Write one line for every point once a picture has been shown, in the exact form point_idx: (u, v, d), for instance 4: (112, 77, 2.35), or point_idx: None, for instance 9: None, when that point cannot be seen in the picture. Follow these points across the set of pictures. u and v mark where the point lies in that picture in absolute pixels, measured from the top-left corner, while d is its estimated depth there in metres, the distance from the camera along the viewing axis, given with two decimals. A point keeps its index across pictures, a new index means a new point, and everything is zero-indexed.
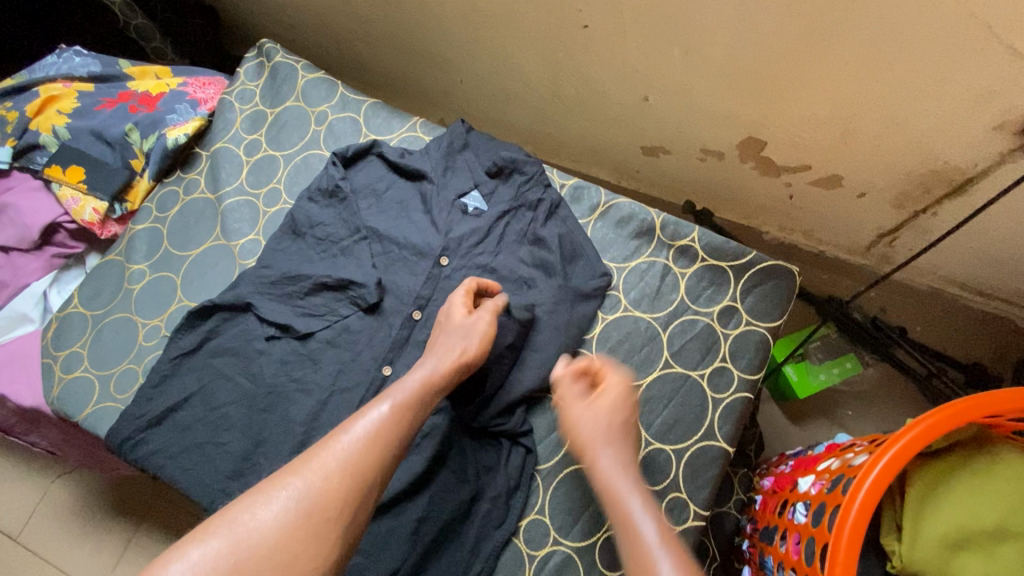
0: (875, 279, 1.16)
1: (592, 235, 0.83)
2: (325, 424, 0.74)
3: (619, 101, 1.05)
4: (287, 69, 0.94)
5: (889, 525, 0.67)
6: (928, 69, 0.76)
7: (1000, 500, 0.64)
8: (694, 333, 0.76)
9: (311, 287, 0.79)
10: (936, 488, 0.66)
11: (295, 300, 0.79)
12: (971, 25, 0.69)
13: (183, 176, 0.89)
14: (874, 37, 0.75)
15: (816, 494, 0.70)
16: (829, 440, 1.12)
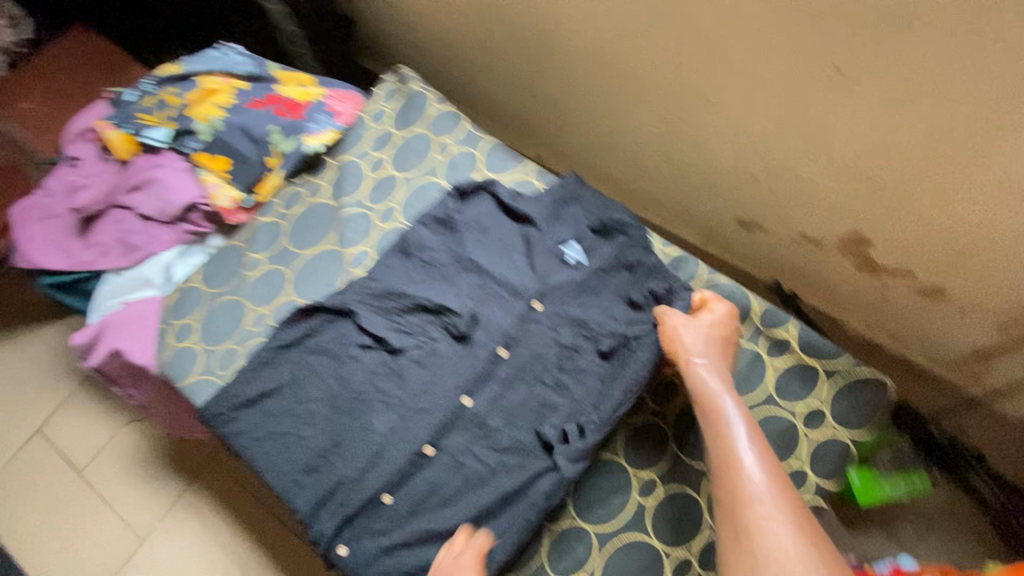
0: (964, 399, 1.09)
1: None
2: (400, 440, 0.77)
3: (724, 174, 1.06)
4: (420, 98, 1.01)
5: None
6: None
7: None
8: (774, 428, 0.74)
9: (410, 306, 0.84)
10: None
11: (392, 315, 0.84)
12: None
13: (310, 179, 0.97)
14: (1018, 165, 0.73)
15: None
16: (882, 554, 1.08)
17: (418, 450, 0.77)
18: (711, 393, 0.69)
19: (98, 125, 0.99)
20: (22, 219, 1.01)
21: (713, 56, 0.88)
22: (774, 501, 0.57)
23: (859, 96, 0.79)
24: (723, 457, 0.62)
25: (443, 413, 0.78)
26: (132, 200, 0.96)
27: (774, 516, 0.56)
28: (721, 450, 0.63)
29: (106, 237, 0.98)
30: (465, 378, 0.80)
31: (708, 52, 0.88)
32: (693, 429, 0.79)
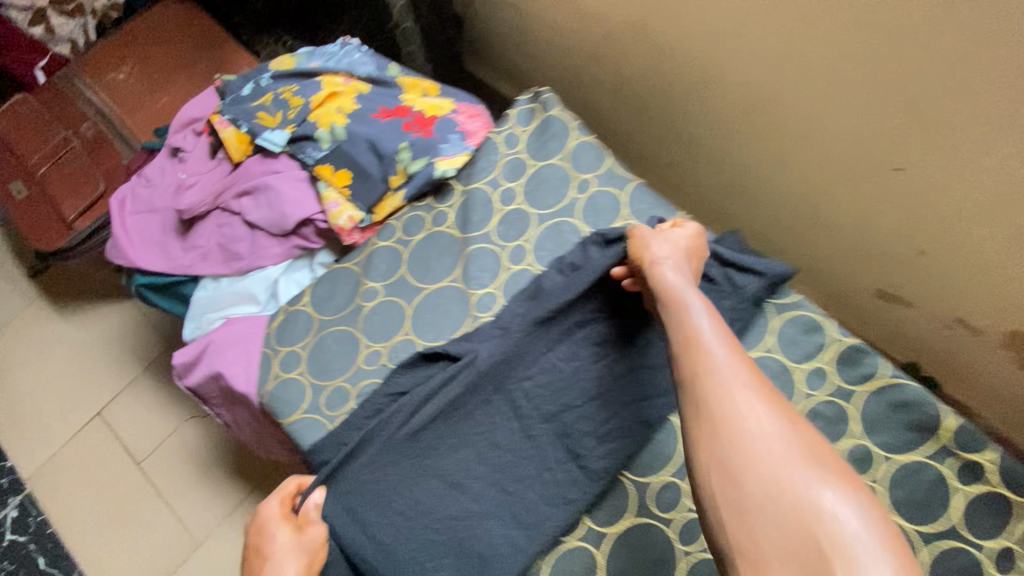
0: None
1: (861, 410, 0.71)
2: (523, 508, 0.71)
3: (881, 243, 0.94)
4: (559, 124, 0.91)
5: None
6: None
7: None
8: (961, 568, 0.64)
9: (533, 370, 0.75)
10: None
11: (512, 377, 0.75)
12: None
13: (434, 205, 0.89)
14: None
15: None
16: None
17: (534, 542, 0.70)
18: (676, 292, 0.65)
19: (211, 118, 0.91)
20: (121, 211, 0.95)
21: (910, 118, 0.77)
22: (753, 390, 0.55)
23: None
24: (689, 347, 0.59)
25: (563, 501, 0.71)
26: (240, 206, 0.89)
27: (752, 407, 0.54)
28: (695, 345, 0.59)
29: (208, 241, 0.91)
30: (592, 466, 0.71)
31: (907, 113, 0.77)
32: None
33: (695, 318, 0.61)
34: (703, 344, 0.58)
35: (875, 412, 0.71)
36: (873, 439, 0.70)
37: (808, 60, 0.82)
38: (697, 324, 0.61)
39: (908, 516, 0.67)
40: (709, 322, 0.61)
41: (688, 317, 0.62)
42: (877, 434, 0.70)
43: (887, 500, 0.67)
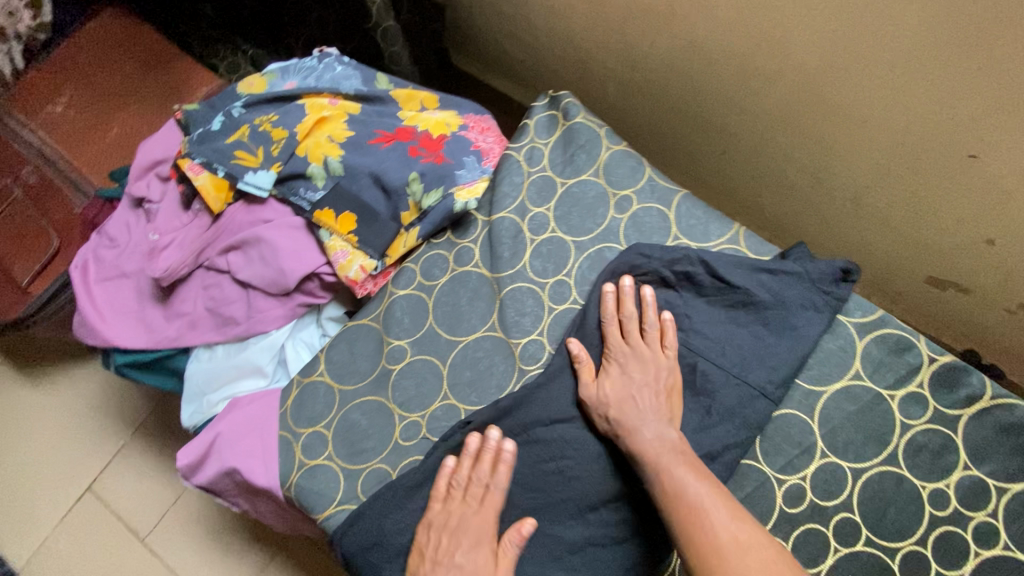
0: None
1: (964, 437, 0.64)
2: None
3: (944, 232, 0.86)
4: (587, 133, 0.79)
5: None
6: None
7: None
8: None
9: (574, 415, 0.66)
10: None
11: (549, 423, 0.65)
12: None
13: (455, 241, 0.77)
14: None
15: None
16: None
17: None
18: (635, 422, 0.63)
19: (179, 160, 0.77)
20: (83, 279, 0.81)
21: (1001, 93, 0.68)
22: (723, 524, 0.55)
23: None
24: (686, 517, 0.56)
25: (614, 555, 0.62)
26: (228, 263, 0.76)
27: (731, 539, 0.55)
28: (686, 514, 0.56)
29: (195, 306, 0.78)
30: (642, 510, 0.62)
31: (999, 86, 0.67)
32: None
33: (677, 472, 0.58)
34: (693, 506, 0.56)
35: (981, 437, 0.64)
36: (983, 469, 0.62)
37: (880, 31, 0.71)
38: (682, 484, 0.58)
39: None
40: (694, 476, 0.58)
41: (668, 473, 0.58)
42: (988, 462, 0.63)
43: (1007, 536, 0.60)
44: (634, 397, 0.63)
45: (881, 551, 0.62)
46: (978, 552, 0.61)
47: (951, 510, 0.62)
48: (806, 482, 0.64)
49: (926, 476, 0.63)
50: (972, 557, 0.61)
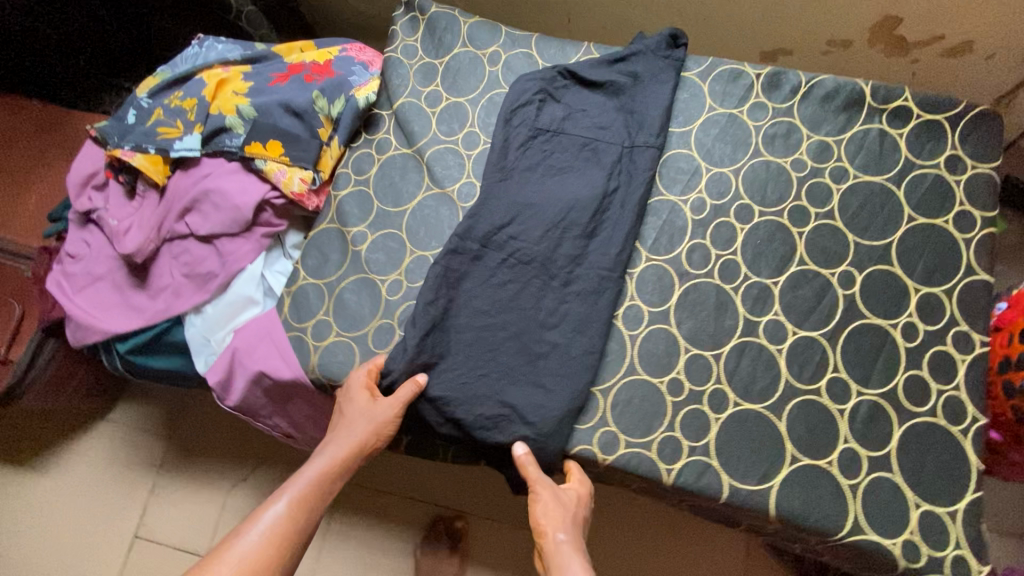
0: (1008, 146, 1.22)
1: (800, 117, 0.82)
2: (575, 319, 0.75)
3: (746, 4, 1.06)
4: (444, 18, 0.94)
5: None
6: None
7: None
8: (927, 185, 0.77)
9: (518, 212, 0.80)
10: None
11: (499, 225, 0.79)
12: None
13: (371, 137, 0.90)
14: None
15: None
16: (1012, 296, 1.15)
17: (573, 342, 0.74)
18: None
19: (113, 155, 0.86)
20: (63, 294, 0.88)
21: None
22: None
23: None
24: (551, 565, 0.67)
25: (584, 299, 0.76)
26: (188, 225, 0.86)
27: None
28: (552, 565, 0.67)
29: (172, 276, 0.87)
30: (595, 258, 0.77)
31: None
32: (873, 212, 0.77)
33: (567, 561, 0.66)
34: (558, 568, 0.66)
35: (812, 113, 0.82)
36: (821, 132, 0.81)
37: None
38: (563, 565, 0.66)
39: (873, 171, 0.79)
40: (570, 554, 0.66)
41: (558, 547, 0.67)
42: (822, 127, 0.81)
43: (853, 169, 0.79)
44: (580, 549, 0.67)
45: (774, 215, 0.78)
46: (839, 187, 0.79)
47: (809, 169, 0.80)
48: (704, 194, 0.80)
49: (784, 153, 0.81)
50: (837, 193, 0.78)
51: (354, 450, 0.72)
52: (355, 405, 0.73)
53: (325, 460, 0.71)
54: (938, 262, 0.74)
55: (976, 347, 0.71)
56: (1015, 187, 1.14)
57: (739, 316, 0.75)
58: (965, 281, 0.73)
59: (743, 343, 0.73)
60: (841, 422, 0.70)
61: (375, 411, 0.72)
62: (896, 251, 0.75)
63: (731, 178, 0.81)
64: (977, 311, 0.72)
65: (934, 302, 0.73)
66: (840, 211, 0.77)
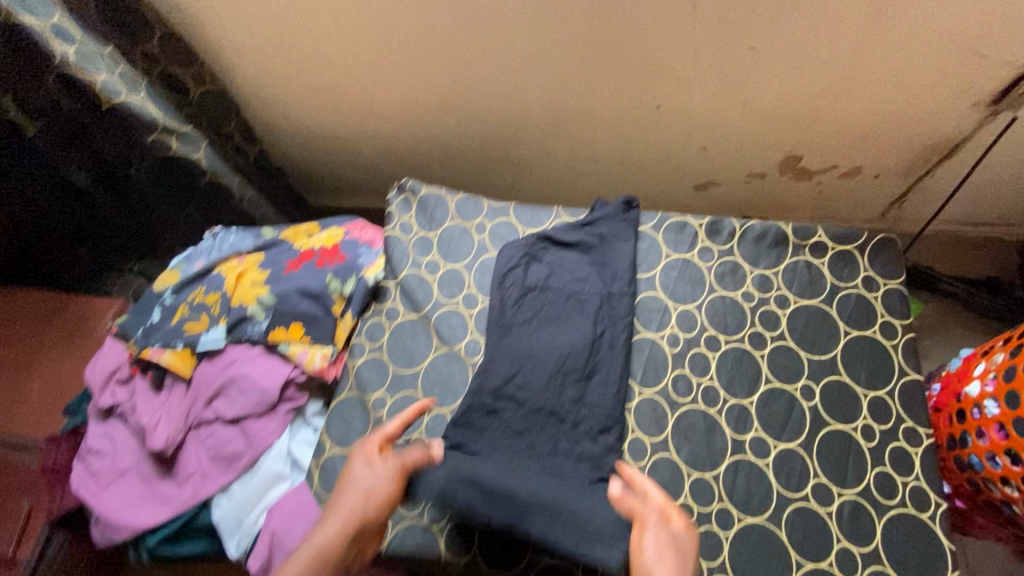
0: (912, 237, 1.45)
1: (741, 255, 1.00)
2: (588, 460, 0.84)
3: (678, 153, 1.28)
4: (434, 197, 1.10)
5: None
6: (933, 78, 1.04)
7: None
8: (854, 302, 0.95)
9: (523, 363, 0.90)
10: None
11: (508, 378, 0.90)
12: (957, 48, 0.97)
13: (380, 306, 1.00)
14: (898, 66, 1.02)
15: (982, 420, 0.90)
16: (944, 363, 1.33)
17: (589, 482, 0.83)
18: None
19: (141, 353, 0.93)
20: (90, 494, 0.91)
21: (659, 72, 1.08)
22: None
23: (776, 63, 1.04)
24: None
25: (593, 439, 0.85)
26: (215, 409, 0.92)
27: None
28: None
29: (199, 461, 0.91)
30: (594, 400, 0.88)
31: (652, 70, 1.08)
32: (817, 330, 0.93)
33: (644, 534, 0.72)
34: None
35: (750, 250, 1.00)
36: (761, 266, 0.99)
37: (574, 68, 1.10)
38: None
39: (808, 295, 0.96)
40: (661, 540, 0.71)
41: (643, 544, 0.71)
42: (760, 262, 0.99)
43: (792, 295, 0.96)
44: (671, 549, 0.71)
45: (737, 342, 0.93)
46: (785, 311, 0.95)
47: (756, 298, 0.96)
48: (677, 329, 0.94)
49: (735, 288, 0.97)
50: (783, 317, 0.94)
51: (354, 520, 0.72)
52: (365, 475, 0.77)
53: (329, 531, 0.71)
54: (877, 367, 0.89)
55: (925, 439, 0.84)
56: (920, 272, 1.36)
57: (727, 436, 0.86)
58: (902, 382, 0.88)
59: (735, 462, 0.84)
60: (831, 523, 0.80)
61: (384, 468, 0.77)
62: (841, 362, 0.90)
63: (696, 313, 0.96)
64: (917, 407, 0.86)
65: (882, 404, 0.87)
66: (790, 333, 0.93)
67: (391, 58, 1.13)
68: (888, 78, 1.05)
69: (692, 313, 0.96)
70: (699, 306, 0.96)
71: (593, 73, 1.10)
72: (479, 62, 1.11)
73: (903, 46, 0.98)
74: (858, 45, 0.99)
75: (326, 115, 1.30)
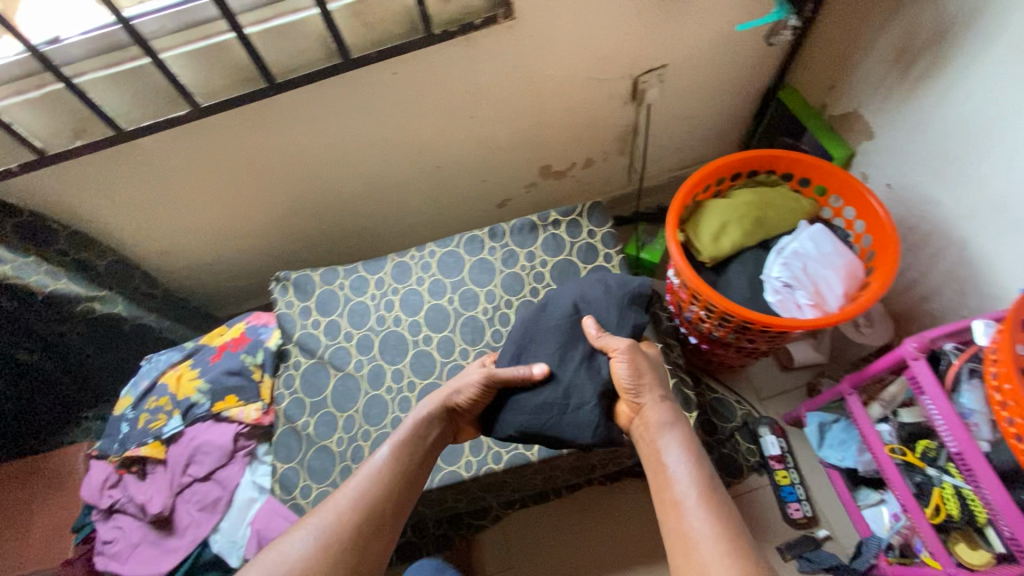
0: (654, 187, 2.06)
1: (514, 243, 1.51)
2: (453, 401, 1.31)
3: (471, 188, 1.81)
4: (303, 276, 1.52)
5: (704, 243, 1.35)
6: (589, 102, 1.62)
7: (725, 214, 1.36)
8: (585, 249, 1.50)
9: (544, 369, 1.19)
10: (701, 216, 1.39)
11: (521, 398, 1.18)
12: (589, 83, 1.55)
13: (288, 363, 1.41)
14: (563, 102, 1.59)
15: (679, 288, 1.41)
16: None
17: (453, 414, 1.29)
18: (664, 441, 1.03)
19: (125, 456, 1.28)
20: (117, 567, 1.23)
21: (426, 147, 1.59)
22: (691, 483, 0.94)
23: (494, 116, 1.56)
24: (673, 498, 0.94)
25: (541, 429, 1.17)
26: (194, 468, 1.26)
27: (687, 496, 0.93)
28: (665, 450, 1.01)
29: (190, 515, 1.24)
30: (578, 383, 1.16)
31: (420, 145, 1.58)
32: (567, 273, 1.48)
33: (669, 434, 1.03)
34: (676, 482, 0.95)
35: (518, 238, 1.52)
36: (527, 246, 1.51)
37: (370, 159, 1.58)
38: (659, 418, 1.07)
39: (558, 254, 1.50)
40: (671, 424, 1.05)
41: (662, 428, 1.05)
42: (527, 243, 1.51)
43: (549, 257, 1.50)
44: (648, 384, 1.12)
45: (522, 299, 1.44)
46: (546, 269, 1.49)
47: (529, 267, 1.48)
48: (486, 304, 1.44)
49: (515, 265, 1.49)
50: (547, 272, 1.48)
51: (441, 399, 1.16)
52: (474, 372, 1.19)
53: (425, 410, 1.14)
54: None
55: None
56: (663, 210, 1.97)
57: None
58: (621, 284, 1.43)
59: None
60: None
61: (477, 373, 1.17)
62: None
63: (497, 288, 1.46)
64: None
65: None
66: (552, 281, 1.47)
67: (241, 198, 1.57)
68: (566, 106, 1.61)
69: (494, 289, 1.45)
70: (496, 284, 1.46)
71: (384, 162, 1.60)
72: (307, 178, 1.57)
73: (557, 93, 1.55)
74: (532, 102, 1.56)
75: (210, 246, 1.69)
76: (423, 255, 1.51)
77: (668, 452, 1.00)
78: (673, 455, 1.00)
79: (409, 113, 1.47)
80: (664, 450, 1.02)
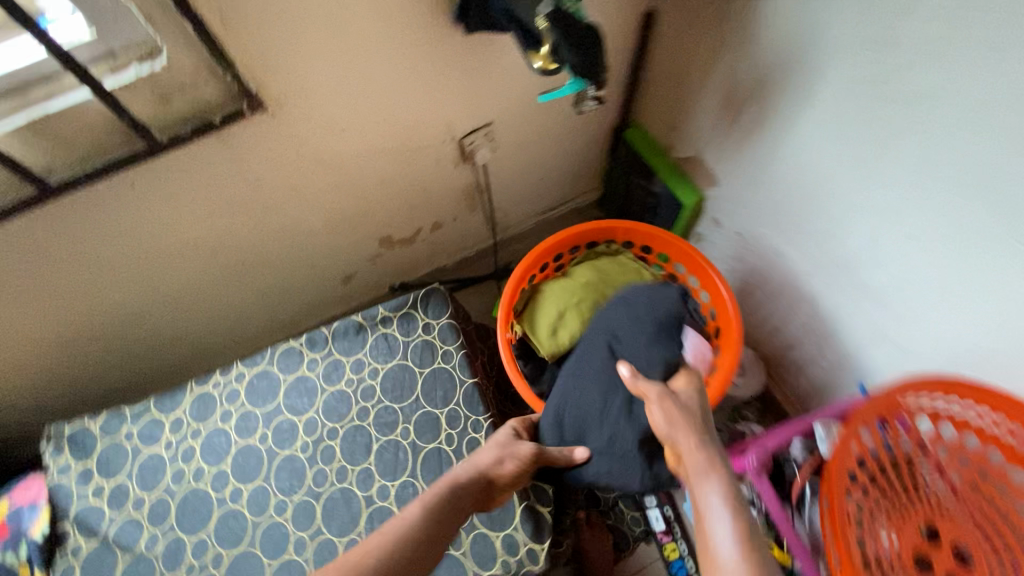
0: (521, 234, 1.88)
1: (338, 352, 1.29)
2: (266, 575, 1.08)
3: (301, 275, 1.55)
4: (81, 430, 1.24)
5: (544, 337, 1.20)
6: (411, 169, 1.40)
7: (563, 300, 1.21)
8: (421, 348, 1.28)
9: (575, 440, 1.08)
10: (539, 305, 1.23)
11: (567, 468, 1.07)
12: (404, 151, 1.33)
13: (64, 551, 1.14)
14: (378, 174, 1.36)
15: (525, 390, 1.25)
16: None
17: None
18: (712, 533, 0.69)
19: None
20: None
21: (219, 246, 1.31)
22: None
23: (298, 203, 1.33)
24: None
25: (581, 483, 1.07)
26: None
27: None
28: (710, 540, 0.69)
29: None
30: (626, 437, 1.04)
31: (214, 245, 1.31)
32: (403, 381, 1.25)
33: (718, 517, 0.70)
34: None
35: (343, 345, 1.30)
36: (353, 354, 1.29)
37: (156, 272, 1.30)
38: (704, 489, 0.74)
39: (389, 359, 1.28)
40: (718, 499, 0.72)
41: (709, 507, 0.72)
42: (352, 350, 1.29)
43: (379, 364, 1.27)
44: (691, 445, 0.81)
45: (348, 423, 1.22)
46: (376, 379, 1.26)
47: (357, 380, 1.26)
48: (304, 437, 1.21)
49: (339, 381, 1.26)
50: (377, 382, 1.26)
51: (477, 468, 0.99)
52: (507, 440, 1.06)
53: (462, 468, 0.98)
54: (445, 388, 1.24)
55: (484, 424, 1.20)
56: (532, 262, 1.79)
57: (360, 499, 1.15)
58: (463, 390, 1.23)
59: (370, 513, 1.13)
60: None
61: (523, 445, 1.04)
62: (422, 397, 1.23)
63: (316, 412, 1.23)
64: (474, 402, 1.21)
65: (453, 414, 1.21)
66: (384, 395, 1.24)
67: None
68: (384, 177, 1.38)
69: (314, 415, 1.23)
70: (315, 407, 1.24)
71: (171, 272, 1.31)
72: (68, 307, 1.26)
73: (367, 167, 1.32)
74: (336, 180, 1.32)
75: None
76: (229, 381, 1.28)
77: (717, 549, 0.67)
78: (721, 551, 0.66)
79: (175, 217, 1.19)
80: (710, 541, 0.69)
